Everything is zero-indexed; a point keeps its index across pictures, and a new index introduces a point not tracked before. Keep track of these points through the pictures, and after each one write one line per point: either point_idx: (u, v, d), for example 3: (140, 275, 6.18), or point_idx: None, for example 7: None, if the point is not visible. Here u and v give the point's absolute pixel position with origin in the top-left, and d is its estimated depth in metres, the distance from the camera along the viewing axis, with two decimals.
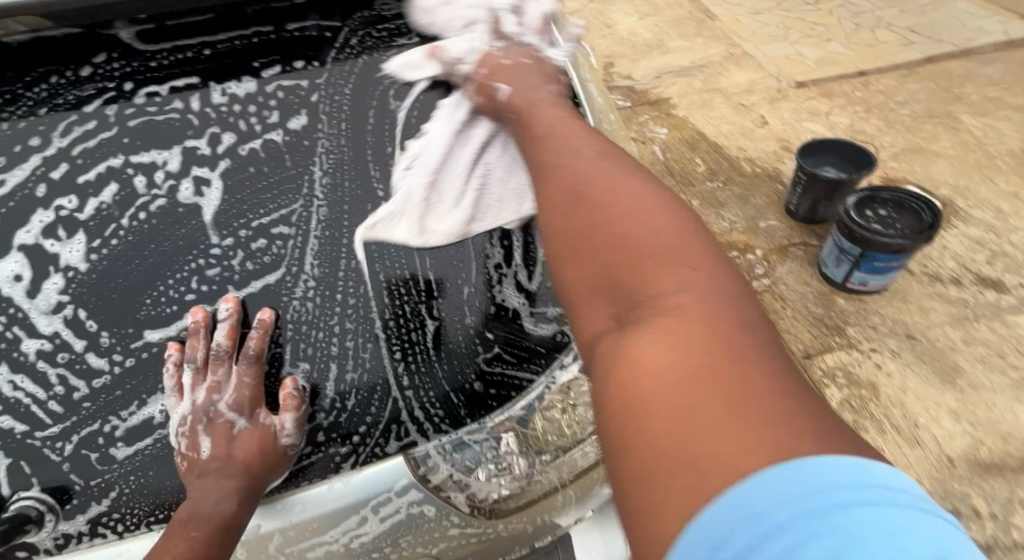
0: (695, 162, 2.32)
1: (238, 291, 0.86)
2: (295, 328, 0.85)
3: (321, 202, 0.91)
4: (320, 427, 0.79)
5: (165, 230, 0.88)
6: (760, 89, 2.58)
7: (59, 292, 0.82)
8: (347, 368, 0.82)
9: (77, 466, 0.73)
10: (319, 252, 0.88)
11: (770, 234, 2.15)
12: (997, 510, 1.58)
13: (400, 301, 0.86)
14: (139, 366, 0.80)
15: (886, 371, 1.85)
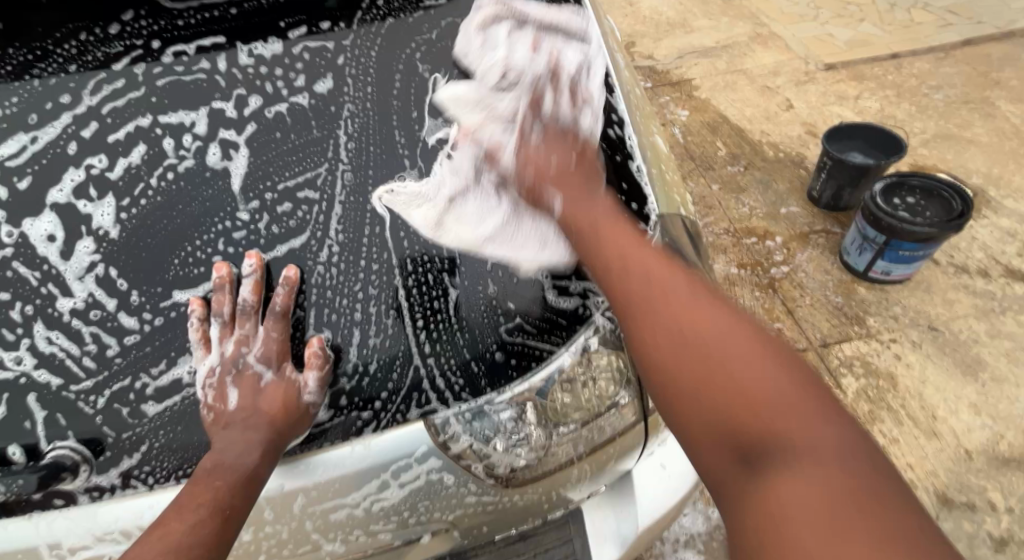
0: (715, 146, 2.56)
1: (264, 255, 0.83)
2: (319, 292, 0.82)
3: (347, 165, 0.90)
4: (342, 392, 0.77)
5: (191, 190, 0.86)
6: (786, 72, 2.90)
7: (90, 250, 0.81)
8: (370, 334, 0.79)
9: (109, 419, 0.73)
10: (344, 218, 0.86)
11: (791, 221, 2.28)
12: (1014, 504, 1.56)
13: (422, 270, 0.83)
14: (167, 325, 0.79)
15: (907, 362, 1.84)
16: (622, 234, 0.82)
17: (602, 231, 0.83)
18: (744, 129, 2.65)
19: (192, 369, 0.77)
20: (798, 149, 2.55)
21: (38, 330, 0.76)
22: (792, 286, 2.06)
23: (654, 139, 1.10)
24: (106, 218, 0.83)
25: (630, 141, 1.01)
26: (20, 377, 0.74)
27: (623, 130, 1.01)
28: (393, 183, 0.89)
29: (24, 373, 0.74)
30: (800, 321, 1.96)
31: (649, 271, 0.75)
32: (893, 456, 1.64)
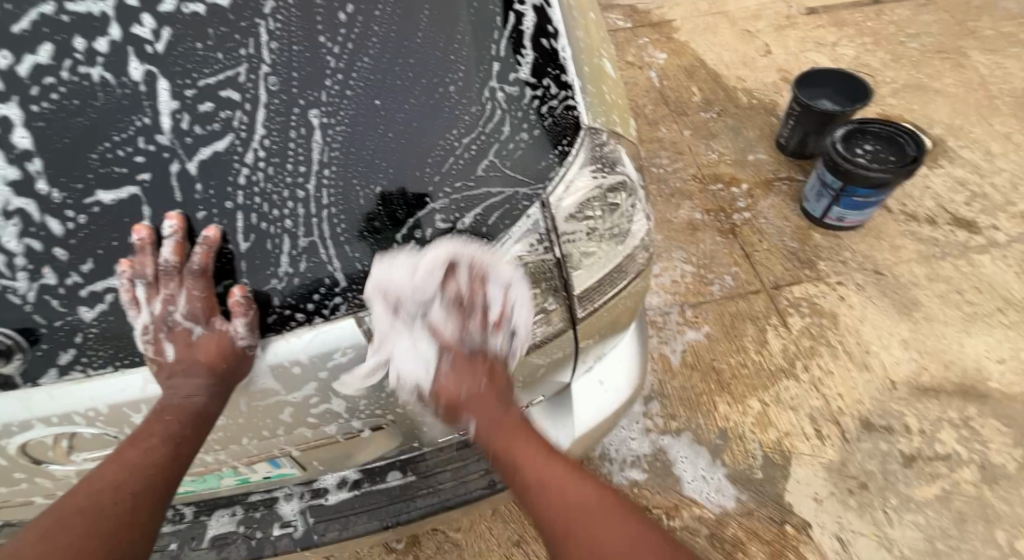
0: (690, 91, 2.55)
1: (186, 162, 0.71)
2: (246, 195, 0.73)
3: (269, 67, 0.72)
4: (274, 294, 0.74)
5: (93, 89, 0.68)
6: (768, 15, 2.86)
7: (2, 163, 0.66)
8: (298, 235, 0.73)
9: (38, 306, 0.70)
10: (269, 122, 0.72)
11: (757, 168, 2.30)
12: (927, 427, 1.68)
13: (357, 188, 0.75)
14: (92, 224, 0.70)
15: (849, 303, 1.93)
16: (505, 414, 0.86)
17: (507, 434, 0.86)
18: (719, 74, 2.62)
19: (125, 263, 0.72)
20: (771, 95, 2.55)
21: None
22: (751, 232, 2.11)
23: (604, 60, 1.05)
24: (24, 132, 0.67)
25: (565, 54, 0.90)
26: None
27: (555, 39, 0.89)
28: (321, 89, 0.74)
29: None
30: (755, 264, 2.02)
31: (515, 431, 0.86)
32: (826, 387, 1.75)
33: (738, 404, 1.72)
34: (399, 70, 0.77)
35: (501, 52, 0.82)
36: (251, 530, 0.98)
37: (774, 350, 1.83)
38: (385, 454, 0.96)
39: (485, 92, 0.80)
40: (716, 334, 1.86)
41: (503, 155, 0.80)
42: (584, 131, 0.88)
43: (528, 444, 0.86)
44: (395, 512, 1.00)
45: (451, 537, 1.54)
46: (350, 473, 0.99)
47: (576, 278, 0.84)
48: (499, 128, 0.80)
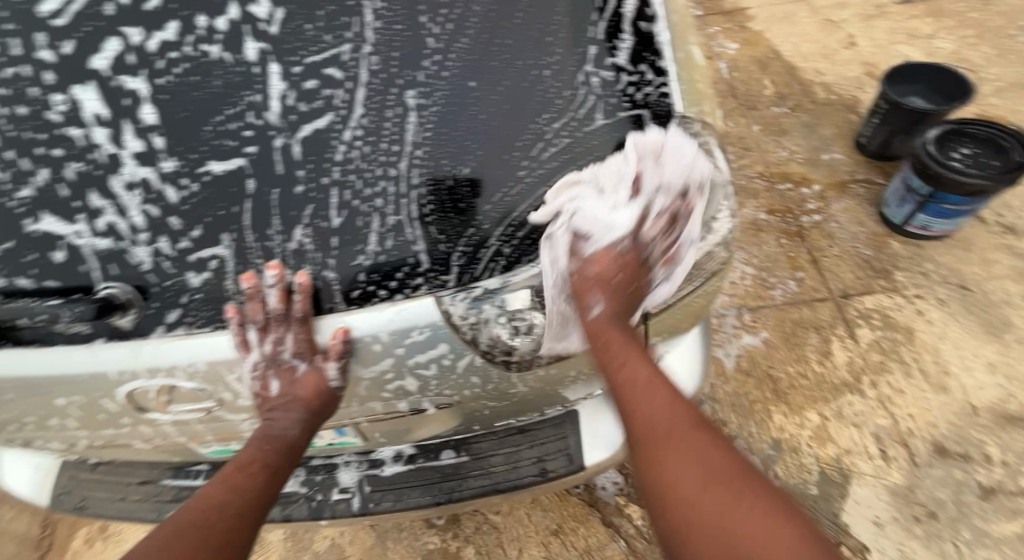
0: (762, 84, 2.43)
1: (290, 138, 0.72)
2: (341, 172, 0.72)
3: (372, 47, 0.74)
4: (361, 269, 0.72)
5: (212, 65, 0.71)
6: (855, 5, 2.69)
7: (129, 136, 0.69)
8: (387, 213, 0.73)
9: (152, 267, 0.70)
10: (368, 103, 0.74)
11: (832, 169, 2.18)
12: (1010, 459, 1.57)
13: (445, 168, 0.75)
14: (202, 195, 0.70)
15: (928, 318, 1.81)
16: (630, 340, 0.76)
17: (624, 350, 0.75)
18: (796, 67, 2.49)
19: (234, 233, 0.71)
20: (853, 91, 2.40)
21: (93, 200, 0.68)
22: (821, 236, 2.01)
23: (690, 47, 1.00)
24: (151, 109, 0.69)
25: (661, 38, 0.88)
26: (66, 242, 0.69)
27: (653, 24, 0.87)
28: (419, 70, 0.76)
29: (66, 238, 0.68)
30: (823, 271, 1.92)
31: (631, 363, 0.75)
32: (895, 405, 1.66)
33: (795, 416, 1.65)
34: (495, 51, 0.78)
35: (599, 35, 0.82)
36: (313, 492, 1.04)
37: (838, 362, 1.74)
38: (442, 433, 0.97)
39: (579, 76, 0.80)
40: (775, 341, 1.79)
41: (589, 146, 0.79)
42: (676, 120, 0.83)
43: (633, 352, 0.75)
44: (447, 490, 1.02)
45: (490, 520, 1.56)
46: (406, 448, 1.02)
47: (659, 275, 0.80)
48: (596, 112, 0.80)
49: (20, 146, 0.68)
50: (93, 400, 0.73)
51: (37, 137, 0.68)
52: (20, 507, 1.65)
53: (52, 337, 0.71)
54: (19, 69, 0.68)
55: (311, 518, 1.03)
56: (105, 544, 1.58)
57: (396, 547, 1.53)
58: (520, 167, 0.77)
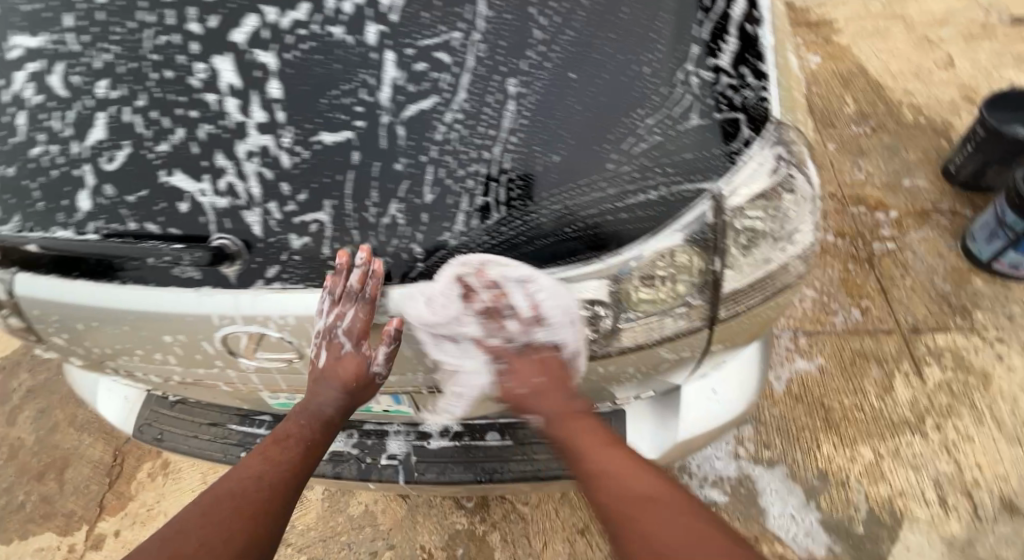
0: (843, 100, 2.31)
1: (397, 117, 0.63)
2: (440, 150, 0.63)
3: (482, 35, 0.65)
4: (444, 245, 0.65)
5: (333, 44, 0.65)
6: (955, 23, 2.52)
7: (253, 107, 0.65)
8: (476, 193, 0.64)
9: (261, 225, 0.67)
10: (474, 89, 0.63)
11: (913, 195, 2.05)
12: None
13: (530, 155, 0.63)
14: (314, 162, 0.65)
15: (1008, 364, 1.69)
16: (590, 425, 0.84)
17: (579, 435, 0.83)
18: (883, 84, 2.35)
19: (336, 202, 0.65)
20: (945, 115, 2.25)
21: (218, 160, 0.66)
22: (894, 265, 1.89)
23: (789, 53, 0.94)
24: (277, 84, 0.64)
25: (765, 43, 0.77)
26: (191, 197, 0.67)
27: (757, 26, 0.76)
28: (523, 59, 0.65)
29: (192, 194, 0.67)
30: (893, 302, 1.81)
31: (591, 448, 0.83)
32: (960, 452, 1.55)
33: (847, 449, 1.57)
34: (602, 42, 0.66)
35: (702, 35, 0.70)
36: (363, 454, 1.12)
37: (900, 399, 1.64)
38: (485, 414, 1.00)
39: (679, 73, 0.67)
40: (831, 369, 1.70)
41: (684, 145, 0.65)
42: (773, 125, 0.72)
43: (591, 437, 0.83)
44: (489, 470, 1.07)
45: (518, 509, 1.55)
46: (453, 424, 1.08)
47: (728, 279, 0.70)
48: (699, 108, 0.67)
49: (163, 106, 0.66)
50: (195, 340, 0.76)
51: (178, 98, 0.66)
52: (94, 434, 1.78)
53: (167, 280, 0.72)
54: (171, 36, 0.66)
55: (360, 479, 1.11)
56: (165, 478, 1.69)
57: (425, 522, 1.55)
58: (608, 159, 0.64)
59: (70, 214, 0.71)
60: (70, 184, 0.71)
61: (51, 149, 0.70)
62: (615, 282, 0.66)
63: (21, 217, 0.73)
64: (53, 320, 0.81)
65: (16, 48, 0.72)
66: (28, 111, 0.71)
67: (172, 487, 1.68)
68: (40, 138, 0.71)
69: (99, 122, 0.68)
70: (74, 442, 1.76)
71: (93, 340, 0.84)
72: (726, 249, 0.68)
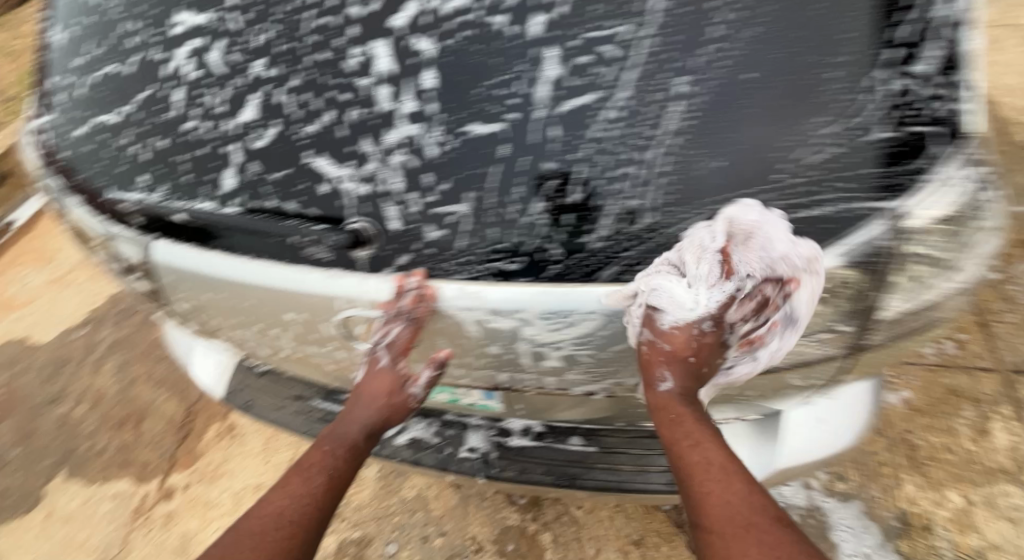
0: None
1: (552, 111, 0.61)
2: (596, 149, 0.61)
3: (656, 29, 0.60)
4: (587, 249, 0.61)
5: (494, 36, 0.64)
6: None
7: (406, 96, 0.65)
8: (626, 195, 0.60)
9: (398, 212, 0.67)
10: (640, 85, 0.60)
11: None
12: None
13: (696, 160, 0.59)
14: (461, 153, 0.64)
15: None
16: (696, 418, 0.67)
17: (682, 422, 0.67)
18: (995, 97, 2.17)
19: (482, 195, 0.64)
20: None
21: (365, 146, 0.67)
22: (998, 296, 1.74)
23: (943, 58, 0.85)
24: (432, 74, 0.65)
25: (963, 47, 0.66)
26: (331, 182, 0.68)
27: (960, 27, 0.66)
28: (692, 56, 0.60)
29: (334, 178, 0.68)
30: (995, 336, 1.67)
31: (696, 442, 0.66)
32: None
33: (932, 491, 1.42)
34: (790, 37, 0.60)
35: (898, 39, 0.61)
36: (443, 444, 1.14)
37: (999, 444, 1.48)
38: (574, 418, 0.98)
39: (864, 80, 0.59)
40: (920, 402, 1.58)
41: (865, 159, 0.58)
42: (962, 142, 0.62)
43: (698, 429, 0.67)
44: (569, 475, 1.06)
45: (572, 513, 1.52)
46: (535, 424, 1.06)
47: (886, 306, 0.64)
48: (884, 123, 0.59)
49: (316, 88, 0.69)
50: (315, 320, 0.77)
51: (332, 81, 0.68)
52: (168, 391, 1.86)
53: (295, 258, 0.72)
54: (331, 19, 0.70)
55: (439, 468, 1.12)
56: (230, 440, 1.72)
57: (477, 513, 1.55)
58: (774, 171, 0.59)
59: (213, 187, 0.75)
60: (217, 160, 0.74)
61: (205, 125, 0.74)
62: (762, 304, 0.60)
63: (167, 188, 0.78)
64: (184, 288, 0.87)
65: (186, 26, 0.78)
66: (187, 87, 0.76)
67: (237, 450, 1.70)
68: (194, 113, 0.75)
69: (252, 102, 0.72)
70: (148, 398, 1.85)
71: (214, 307, 0.87)
72: (891, 276, 0.61)
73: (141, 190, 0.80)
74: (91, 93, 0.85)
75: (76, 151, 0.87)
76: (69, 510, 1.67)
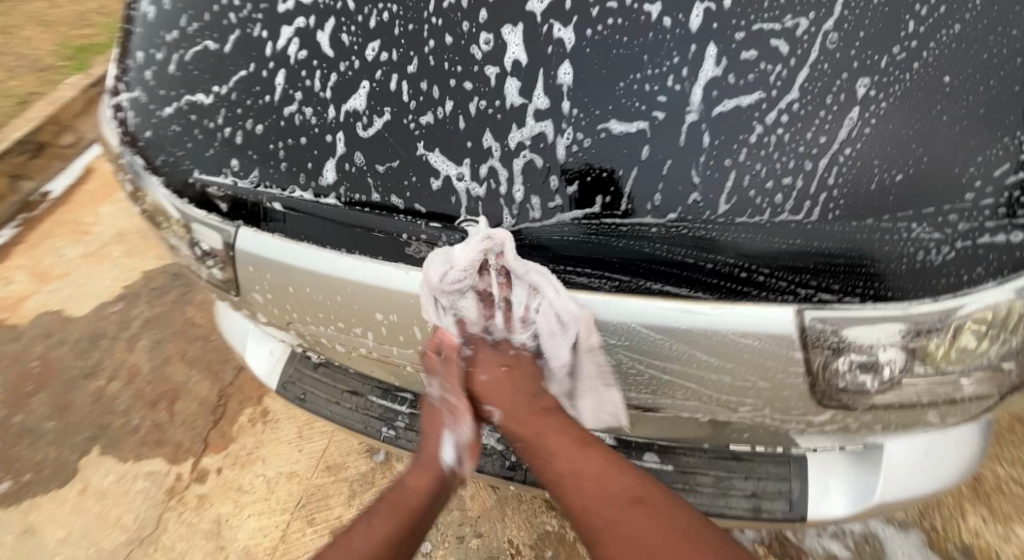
0: None
1: (707, 111, 0.55)
2: (751, 153, 0.55)
3: (838, 22, 0.53)
4: (735, 262, 0.57)
5: (646, 27, 0.57)
6: None
7: (537, 90, 0.60)
8: (783, 208, 0.55)
9: (518, 213, 0.62)
10: (815, 85, 0.53)
11: None
12: None
13: (870, 173, 0.53)
14: (593, 152, 0.59)
15: None
16: (549, 422, 0.66)
17: (537, 429, 0.66)
18: None
19: (609, 197, 0.60)
20: None
21: (485, 140, 0.62)
22: None
23: None
24: (569, 69, 0.59)
25: None
26: (444, 177, 0.64)
27: None
28: (885, 53, 0.53)
29: (448, 174, 0.64)
30: None
31: (554, 440, 0.65)
32: None
33: (1000, 526, 1.29)
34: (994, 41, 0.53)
35: None
36: (508, 450, 1.02)
37: None
38: (655, 437, 0.92)
39: None
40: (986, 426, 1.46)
41: None
42: None
43: (552, 431, 0.66)
44: None
45: None
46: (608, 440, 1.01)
47: None
48: None
49: (437, 76, 0.63)
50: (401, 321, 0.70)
51: (454, 69, 0.63)
52: (203, 372, 1.84)
53: (392, 254, 0.66)
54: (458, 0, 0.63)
55: (502, 476, 1.01)
56: (264, 426, 1.70)
57: (514, 516, 1.46)
58: (966, 188, 0.54)
59: (311, 177, 0.71)
60: (319, 148, 0.70)
61: (307, 111, 0.70)
62: (921, 336, 0.55)
63: (259, 173, 0.74)
64: (262, 278, 0.83)
65: (288, 3, 0.73)
66: (289, 69, 0.71)
67: (271, 436, 1.68)
68: (295, 97, 0.71)
69: (360, 91, 0.67)
70: (185, 377, 1.83)
71: (291, 300, 0.84)
72: None
73: (231, 174, 0.77)
74: (182, 71, 0.81)
75: (161, 131, 0.84)
76: (103, 486, 1.63)
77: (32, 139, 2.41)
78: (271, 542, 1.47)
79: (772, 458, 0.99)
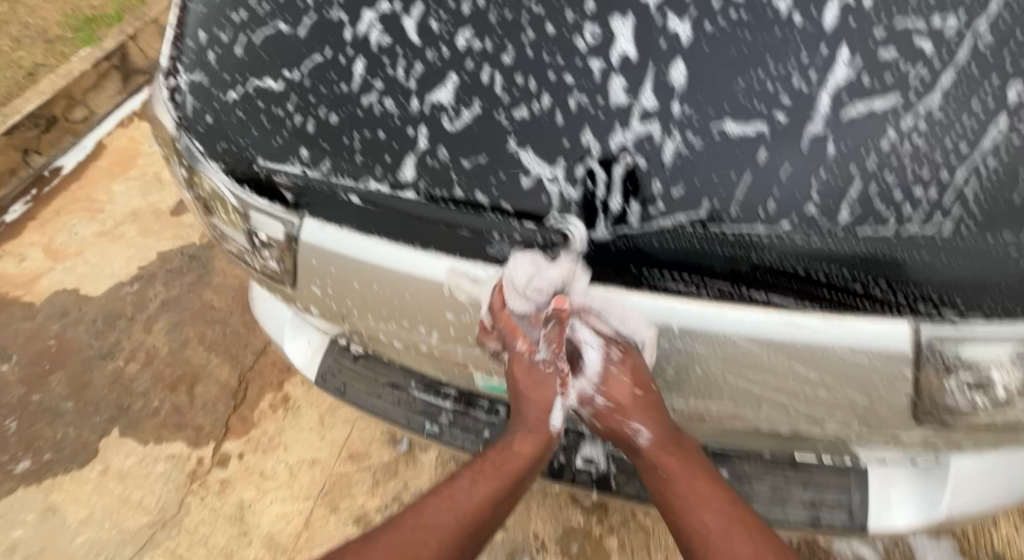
0: None
1: (837, 113, 0.54)
2: (881, 160, 0.53)
3: (989, 25, 0.54)
4: (854, 275, 0.54)
5: (772, 22, 0.57)
6: None
7: (646, 90, 0.58)
8: (910, 220, 0.52)
9: (614, 219, 0.59)
10: (955, 89, 0.53)
11: None
12: None
13: (1006, 188, 0.52)
14: (705, 152, 0.56)
15: None
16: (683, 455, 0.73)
17: (670, 456, 0.72)
18: None
19: (721, 202, 0.55)
20: None
21: (585, 138, 0.59)
22: None
23: None
24: (683, 68, 0.58)
25: None
26: (535, 176, 0.60)
27: None
28: None
29: (540, 175, 0.60)
30: None
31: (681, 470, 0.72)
32: None
33: None
34: None
35: None
36: (556, 450, 0.99)
37: None
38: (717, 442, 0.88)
39: None
40: None
41: None
42: None
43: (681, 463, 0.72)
44: None
45: (638, 518, 1.35)
46: None
47: None
48: None
49: (535, 68, 0.62)
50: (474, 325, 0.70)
51: (555, 61, 0.61)
52: (221, 356, 1.81)
53: (473, 254, 0.65)
54: None
55: (550, 476, 0.98)
56: (285, 412, 1.67)
57: (539, 510, 1.38)
58: None
59: (388, 170, 0.67)
60: (398, 141, 0.66)
61: (388, 101, 0.67)
62: None
63: (329, 163, 0.70)
64: (319, 270, 0.79)
65: None
66: (370, 56, 0.70)
67: (292, 422, 1.65)
68: (375, 86, 0.68)
69: (449, 83, 0.65)
70: (203, 360, 1.80)
71: (346, 294, 0.79)
72: None
73: (297, 163, 0.73)
74: (249, 55, 0.79)
75: (222, 114, 0.81)
76: (124, 468, 1.63)
77: (42, 112, 2.36)
78: (294, 529, 1.47)
79: (832, 469, 0.92)
